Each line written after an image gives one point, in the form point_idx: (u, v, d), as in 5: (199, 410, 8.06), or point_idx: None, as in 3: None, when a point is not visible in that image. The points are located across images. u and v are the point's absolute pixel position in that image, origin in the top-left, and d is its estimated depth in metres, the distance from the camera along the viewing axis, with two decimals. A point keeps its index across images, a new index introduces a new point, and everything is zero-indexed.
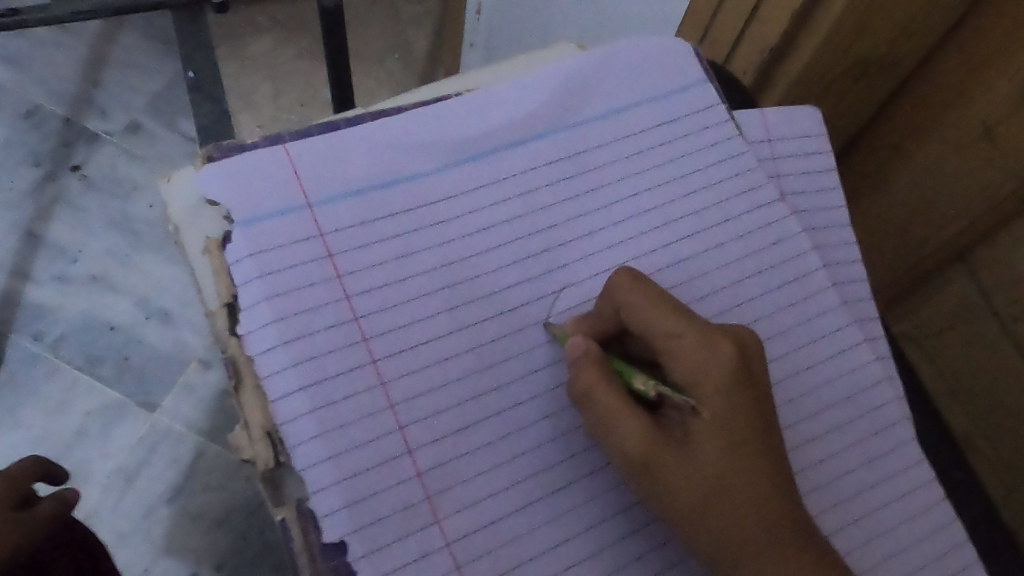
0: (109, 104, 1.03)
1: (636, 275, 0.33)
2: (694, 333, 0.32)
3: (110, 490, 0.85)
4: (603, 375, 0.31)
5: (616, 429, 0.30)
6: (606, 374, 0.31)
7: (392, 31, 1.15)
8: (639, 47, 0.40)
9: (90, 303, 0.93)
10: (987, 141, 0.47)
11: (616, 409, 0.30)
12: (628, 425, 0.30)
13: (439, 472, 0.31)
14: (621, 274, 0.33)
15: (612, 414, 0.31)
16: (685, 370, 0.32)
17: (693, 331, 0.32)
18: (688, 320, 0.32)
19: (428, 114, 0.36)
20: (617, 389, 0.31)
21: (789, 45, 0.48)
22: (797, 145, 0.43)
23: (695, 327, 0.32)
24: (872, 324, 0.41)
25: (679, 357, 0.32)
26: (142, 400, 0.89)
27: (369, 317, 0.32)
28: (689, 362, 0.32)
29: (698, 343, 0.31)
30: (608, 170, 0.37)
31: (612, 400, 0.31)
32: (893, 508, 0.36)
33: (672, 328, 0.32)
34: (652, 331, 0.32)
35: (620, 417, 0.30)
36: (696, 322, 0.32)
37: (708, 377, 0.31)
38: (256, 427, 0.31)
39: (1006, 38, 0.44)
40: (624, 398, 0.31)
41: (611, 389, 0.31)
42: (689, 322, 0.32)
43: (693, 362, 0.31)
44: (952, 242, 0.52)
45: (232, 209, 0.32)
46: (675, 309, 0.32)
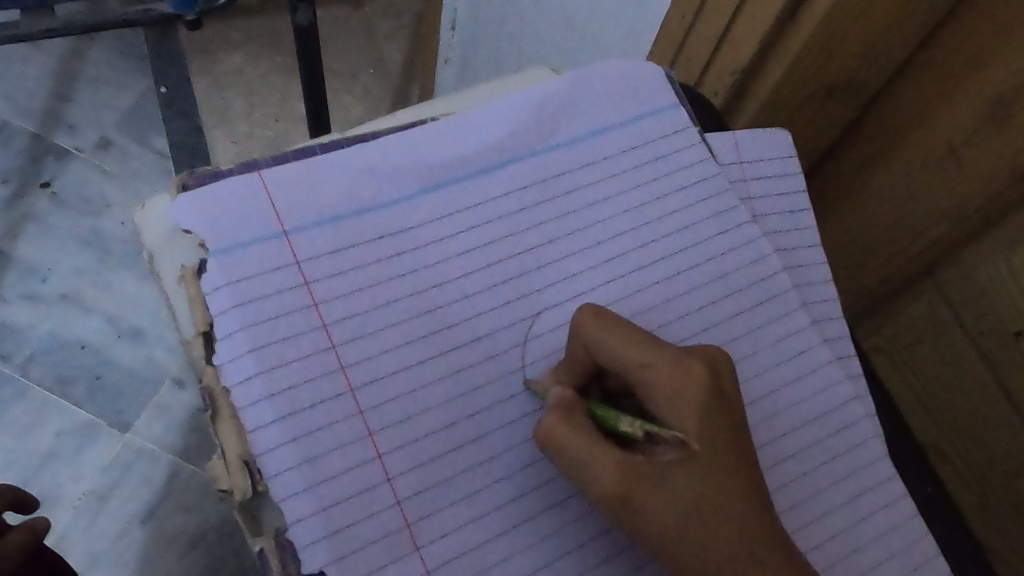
0: (80, 120, 1.02)
1: (601, 311, 0.33)
2: (664, 362, 0.32)
3: (81, 512, 0.83)
4: (572, 418, 0.31)
5: (590, 470, 0.30)
6: (578, 415, 0.31)
7: (366, 47, 1.16)
8: (616, 69, 0.41)
9: (62, 322, 0.91)
10: (951, 159, 0.48)
11: (587, 450, 0.30)
12: (601, 466, 0.30)
13: (420, 499, 0.31)
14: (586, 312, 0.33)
15: (585, 456, 0.30)
16: (658, 400, 0.32)
17: (662, 361, 0.32)
18: (657, 349, 0.32)
19: (404, 139, 0.36)
20: (588, 429, 0.30)
21: (757, 68, 0.49)
22: (768, 166, 0.43)
23: (663, 357, 0.32)
24: (843, 341, 0.41)
25: (651, 388, 0.32)
26: (115, 420, 0.88)
27: (349, 345, 0.32)
28: (661, 392, 0.31)
29: (668, 371, 0.31)
30: (585, 192, 0.38)
31: (583, 441, 0.30)
32: (865, 526, 0.36)
33: (641, 360, 0.32)
34: (622, 366, 0.32)
35: (594, 458, 0.30)
36: (665, 351, 0.32)
37: (683, 405, 0.31)
38: (233, 456, 0.31)
39: (970, 57, 0.45)
40: (597, 437, 0.30)
41: (581, 430, 0.30)
42: (658, 352, 0.32)
43: (665, 391, 0.31)
44: (919, 257, 0.53)
45: (208, 238, 0.32)
46: (644, 341, 0.32)
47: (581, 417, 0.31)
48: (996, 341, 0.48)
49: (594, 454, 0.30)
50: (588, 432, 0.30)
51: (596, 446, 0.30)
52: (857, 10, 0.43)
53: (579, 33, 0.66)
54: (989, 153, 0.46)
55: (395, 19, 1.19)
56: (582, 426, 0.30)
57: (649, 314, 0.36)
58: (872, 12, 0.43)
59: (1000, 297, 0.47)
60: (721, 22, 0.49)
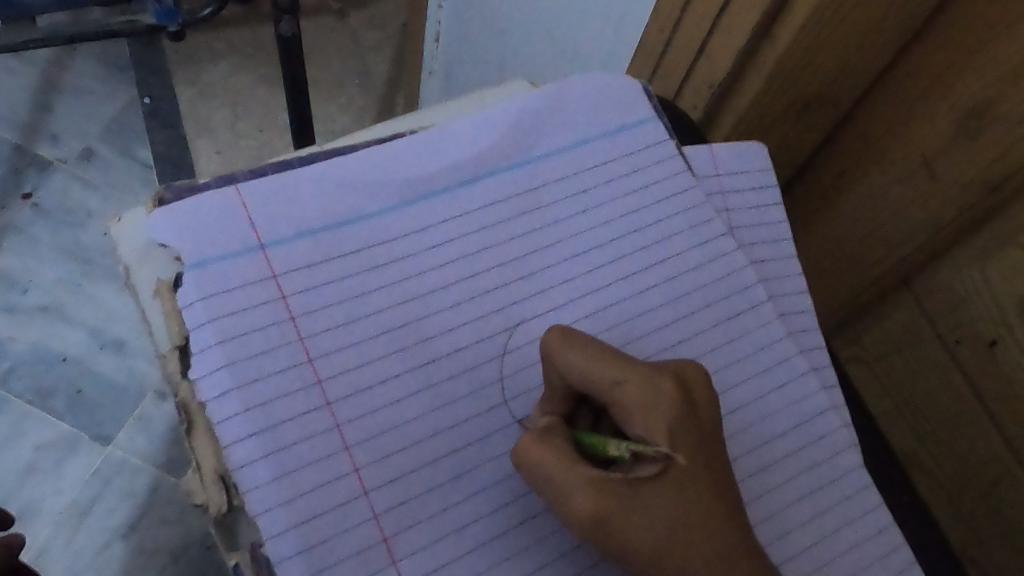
0: (62, 131, 1.02)
1: (570, 332, 0.33)
2: (636, 380, 0.32)
3: (61, 526, 0.82)
4: (547, 440, 0.31)
5: (566, 491, 0.30)
6: (554, 437, 0.31)
7: (351, 58, 1.16)
8: (594, 82, 0.41)
9: (42, 334, 0.90)
10: (925, 171, 0.49)
11: (563, 471, 0.30)
12: (576, 486, 0.30)
13: (396, 512, 0.31)
14: (554, 333, 0.33)
15: (560, 477, 0.30)
16: (634, 417, 0.32)
17: (634, 378, 0.32)
18: (630, 366, 0.32)
19: (382, 152, 0.36)
20: (564, 450, 0.31)
21: (735, 81, 0.50)
22: (744, 179, 0.44)
23: (636, 374, 0.32)
24: (819, 352, 0.42)
25: (626, 405, 0.32)
26: (96, 433, 0.87)
27: (325, 359, 0.32)
28: (636, 408, 0.31)
29: (640, 387, 0.32)
30: (562, 205, 0.38)
31: (558, 462, 0.30)
32: (840, 536, 0.37)
33: (614, 378, 0.32)
34: (596, 385, 0.32)
35: (568, 478, 0.30)
36: (637, 367, 0.32)
37: (655, 420, 0.31)
38: (209, 471, 0.31)
39: (943, 72, 0.46)
40: (572, 457, 0.30)
41: (555, 452, 0.30)
42: (630, 369, 0.32)
43: (639, 408, 0.31)
44: (895, 268, 0.53)
45: (184, 253, 0.32)
46: (616, 359, 0.32)
47: (557, 439, 0.31)
48: (972, 351, 0.49)
49: (569, 475, 0.30)
50: (564, 453, 0.31)
51: (571, 467, 0.30)
52: (832, 25, 0.43)
53: (561, 46, 0.67)
54: (964, 165, 0.46)
55: (381, 31, 1.19)
56: (557, 447, 0.31)
57: (626, 325, 0.37)
58: (846, 28, 0.44)
59: (975, 307, 0.48)
60: (700, 37, 0.49)
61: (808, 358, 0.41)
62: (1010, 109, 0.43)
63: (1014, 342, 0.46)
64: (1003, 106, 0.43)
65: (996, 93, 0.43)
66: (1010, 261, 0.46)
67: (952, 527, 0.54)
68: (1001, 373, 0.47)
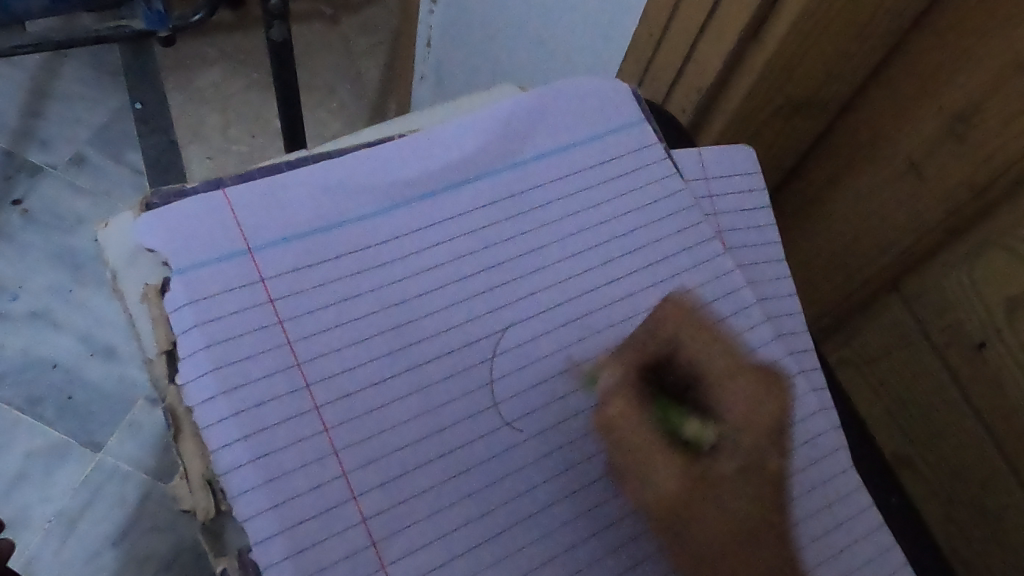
0: (52, 136, 1.01)
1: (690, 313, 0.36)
2: (705, 364, 0.35)
3: (52, 534, 0.82)
4: (626, 400, 0.34)
5: (651, 471, 0.33)
6: (638, 418, 0.33)
7: (343, 63, 1.16)
8: (583, 86, 0.41)
9: (31, 341, 0.90)
10: (913, 173, 0.49)
11: (655, 458, 0.33)
12: (662, 468, 0.33)
13: (385, 516, 0.31)
14: (674, 309, 0.36)
15: (648, 461, 0.33)
16: (722, 397, 0.34)
17: (698, 363, 0.35)
18: (692, 351, 0.35)
19: (371, 156, 0.36)
20: (640, 410, 0.34)
21: (723, 85, 0.50)
22: (732, 182, 0.44)
23: (701, 358, 0.35)
24: (808, 355, 0.42)
25: (722, 390, 0.34)
26: (87, 439, 0.86)
27: (313, 363, 0.32)
28: (710, 388, 0.34)
29: (712, 371, 0.35)
30: (551, 208, 0.38)
31: (648, 448, 0.33)
32: (828, 539, 0.37)
33: (727, 367, 0.35)
34: (715, 371, 0.35)
35: (662, 463, 0.33)
36: (700, 354, 0.35)
37: (722, 401, 0.34)
38: (197, 476, 0.31)
39: (930, 75, 0.46)
40: (646, 420, 0.33)
41: (633, 414, 0.34)
42: (691, 352, 0.35)
43: (735, 396, 0.34)
44: (884, 270, 0.54)
45: (171, 257, 0.31)
46: (678, 343, 0.35)
47: (640, 421, 0.33)
48: (960, 352, 0.49)
49: (661, 459, 0.33)
50: (653, 436, 0.33)
51: (665, 454, 0.33)
52: (818, 29, 0.43)
53: (551, 51, 0.67)
54: (952, 167, 0.46)
55: (371, 36, 1.19)
56: (643, 431, 0.33)
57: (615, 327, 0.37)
58: (833, 32, 0.44)
59: (963, 309, 0.48)
60: (689, 41, 0.50)
61: (797, 361, 0.41)
62: (995, 112, 0.43)
63: (1000, 344, 0.46)
64: (989, 108, 0.43)
65: (982, 96, 0.43)
66: (995, 264, 0.46)
67: (942, 529, 0.54)
68: (988, 374, 0.47)
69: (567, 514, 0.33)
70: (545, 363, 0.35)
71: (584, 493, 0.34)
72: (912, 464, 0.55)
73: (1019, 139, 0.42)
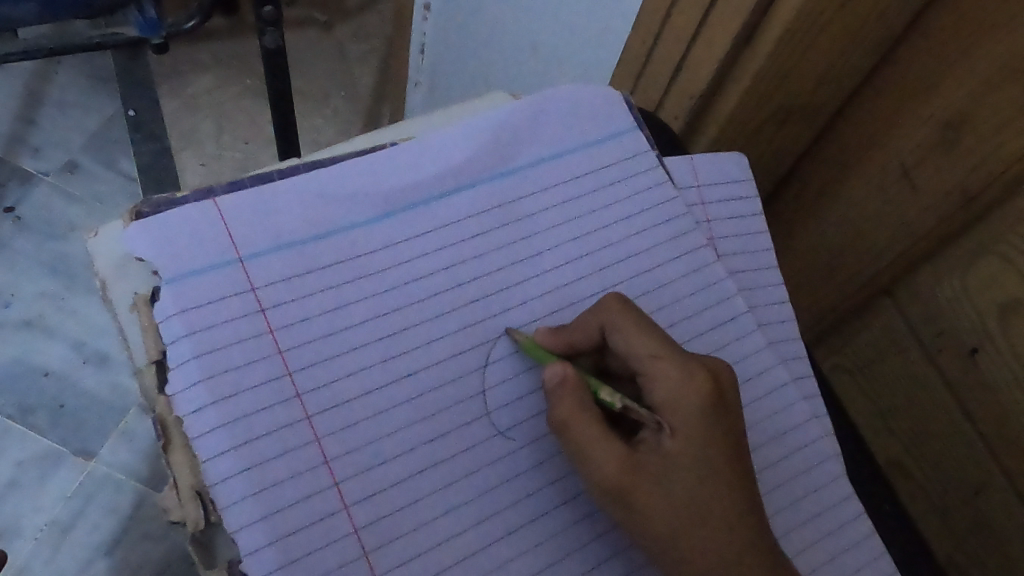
0: (44, 143, 1.01)
1: (626, 304, 0.35)
2: (638, 354, 0.34)
3: (44, 544, 0.81)
4: (578, 400, 0.33)
5: (593, 455, 0.32)
6: (584, 397, 0.33)
7: (336, 70, 1.16)
8: (575, 93, 0.41)
9: (23, 349, 0.89)
10: (905, 180, 0.49)
11: (597, 438, 0.32)
12: (603, 449, 0.32)
13: (376, 527, 0.31)
14: (610, 299, 0.35)
15: (591, 444, 0.32)
16: (657, 386, 0.34)
17: (630, 354, 0.35)
18: (624, 340, 0.34)
19: (362, 162, 0.36)
20: (588, 411, 0.32)
21: (715, 93, 0.50)
22: (725, 189, 0.44)
23: (634, 347, 0.34)
24: (801, 362, 0.42)
25: (656, 378, 0.34)
26: (79, 448, 0.86)
27: (304, 372, 0.32)
28: (647, 378, 0.34)
29: (646, 359, 0.34)
30: (543, 216, 0.38)
31: (589, 430, 0.32)
32: (819, 547, 0.37)
33: (655, 352, 0.34)
34: (641, 357, 0.34)
35: (605, 445, 0.32)
36: (633, 344, 0.34)
37: (657, 389, 0.34)
38: (186, 489, 0.30)
39: (922, 81, 0.46)
40: (590, 417, 0.32)
41: (582, 413, 0.32)
42: (623, 343, 0.35)
43: (668, 381, 0.33)
44: (876, 277, 0.54)
45: (161, 266, 0.31)
46: (610, 333, 0.35)
47: (585, 399, 0.33)
48: (953, 359, 0.49)
49: (602, 439, 0.32)
50: (593, 416, 0.32)
51: (607, 434, 0.32)
52: (809, 38, 0.44)
53: (544, 58, 0.67)
54: (943, 172, 0.47)
55: (365, 44, 1.19)
56: (585, 409, 0.32)
57: None
58: (825, 40, 0.44)
59: (955, 315, 0.48)
60: (680, 49, 0.50)
61: (789, 368, 0.41)
62: (987, 118, 0.43)
63: (993, 350, 0.46)
64: (981, 114, 0.43)
65: (973, 102, 0.44)
66: (987, 270, 0.46)
67: (935, 535, 0.54)
68: (981, 381, 0.47)
69: (556, 524, 0.34)
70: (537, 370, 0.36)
71: (572, 503, 0.34)
72: (906, 471, 0.55)
73: (1010, 144, 0.42)
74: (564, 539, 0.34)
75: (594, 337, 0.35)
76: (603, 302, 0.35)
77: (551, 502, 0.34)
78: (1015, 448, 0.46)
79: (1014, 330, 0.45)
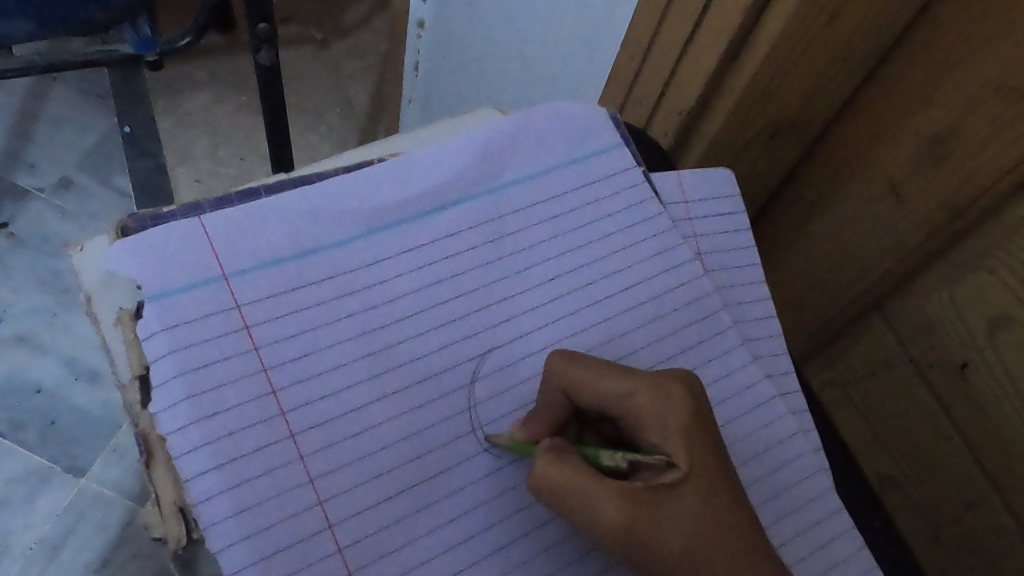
0: (39, 160, 1.01)
1: (574, 356, 0.34)
2: (610, 399, 0.34)
3: (32, 563, 0.80)
4: (565, 460, 0.32)
5: (591, 506, 0.31)
6: (567, 455, 0.32)
7: (331, 88, 1.17)
8: (560, 110, 0.41)
9: (15, 365, 0.89)
10: (894, 197, 0.49)
11: (592, 484, 0.31)
12: (610, 502, 0.31)
13: (360, 546, 0.31)
14: (556, 358, 0.34)
15: (593, 497, 0.31)
16: (646, 422, 0.33)
17: (603, 403, 0.34)
18: (592, 392, 0.34)
19: (348, 181, 0.36)
20: (581, 467, 0.31)
21: (703, 109, 0.50)
22: (712, 205, 0.44)
23: (604, 393, 0.34)
24: (787, 378, 0.42)
25: (639, 415, 0.33)
26: (69, 465, 0.85)
27: (288, 390, 0.32)
28: (629, 418, 0.34)
29: (620, 400, 0.34)
30: (529, 232, 0.38)
31: (586, 482, 0.31)
32: (809, 562, 0.37)
33: (625, 389, 0.34)
34: (613, 400, 0.34)
35: (611, 495, 0.31)
36: (601, 390, 0.34)
37: (643, 424, 0.33)
38: (169, 503, 0.30)
39: (908, 99, 0.47)
40: (589, 473, 0.31)
41: (576, 469, 0.31)
42: (592, 396, 0.34)
43: (651, 413, 0.33)
44: (866, 292, 0.54)
45: (144, 283, 0.31)
46: (575, 394, 0.34)
47: (570, 456, 0.32)
48: (943, 374, 0.49)
49: (605, 489, 0.31)
50: (583, 469, 0.31)
51: (601, 479, 0.31)
52: (795, 56, 0.44)
53: (535, 74, 0.68)
54: (930, 188, 0.47)
55: (360, 61, 1.20)
56: (573, 464, 0.31)
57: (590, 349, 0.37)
58: (811, 59, 0.44)
59: (944, 330, 0.48)
60: (668, 66, 0.50)
61: (776, 385, 0.41)
62: (973, 134, 0.43)
63: (983, 365, 0.46)
64: (967, 129, 0.44)
65: (958, 118, 0.44)
66: (976, 285, 0.46)
67: (928, 552, 0.54)
68: (971, 395, 0.47)
69: (541, 543, 0.33)
70: (523, 388, 0.36)
71: (556, 522, 0.34)
72: (898, 486, 0.55)
73: (998, 157, 0.43)
74: (549, 556, 0.33)
75: (564, 405, 0.34)
76: (551, 358, 0.34)
77: (538, 520, 0.34)
78: (1008, 464, 0.46)
79: (1004, 345, 0.45)
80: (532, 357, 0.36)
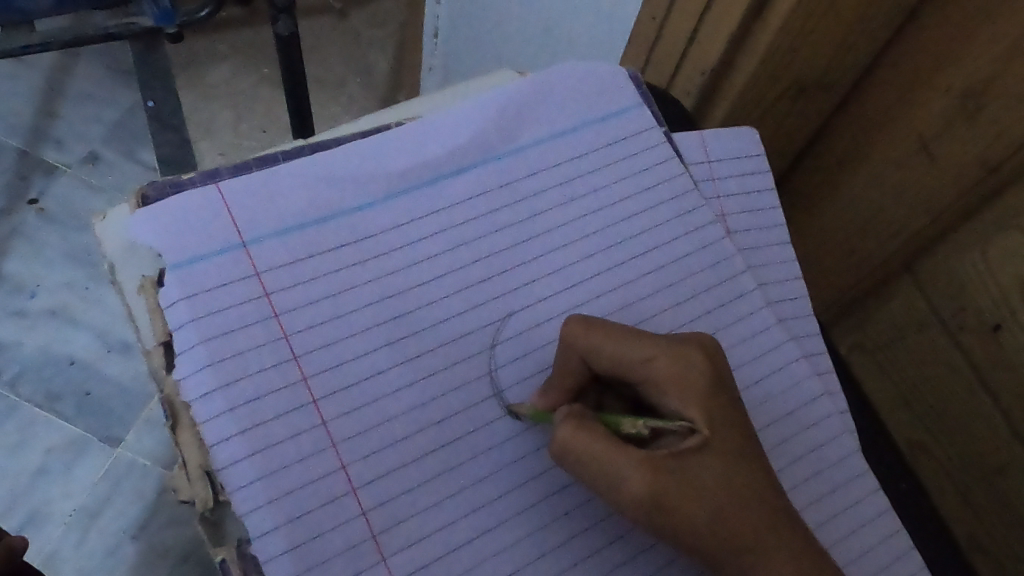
0: (66, 136, 1.02)
1: (590, 321, 0.34)
2: (630, 364, 0.33)
3: (72, 529, 0.83)
4: (586, 429, 0.31)
5: (615, 473, 0.31)
6: (587, 424, 0.32)
7: (352, 57, 1.16)
8: (577, 69, 0.40)
9: (49, 338, 0.91)
10: (925, 155, 0.48)
11: (614, 451, 0.31)
12: (631, 471, 0.30)
13: (384, 510, 0.31)
14: (573, 323, 0.34)
15: (612, 466, 0.31)
16: (667, 389, 0.33)
17: (621, 368, 0.33)
18: (610, 357, 0.33)
19: (364, 147, 0.36)
20: (603, 435, 0.31)
21: (726, 67, 0.49)
22: (735, 165, 0.44)
23: (622, 358, 0.33)
24: (812, 341, 0.41)
25: (659, 381, 0.33)
26: (105, 435, 0.87)
27: (309, 357, 0.32)
28: (648, 383, 0.33)
29: (640, 366, 0.33)
30: (548, 197, 0.38)
31: (606, 451, 0.31)
32: (836, 522, 0.37)
33: (644, 356, 0.33)
34: (631, 366, 0.33)
35: (633, 465, 0.31)
36: (621, 355, 0.33)
37: (663, 390, 0.33)
38: (193, 467, 0.31)
39: (938, 54, 0.45)
40: (612, 442, 0.31)
41: (597, 438, 0.31)
42: (610, 362, 0.33)
43: (672, 379, 0.33)
44: (897, 254, 0.52)
45: (164, 252, 0.31)
46: (593, 360, 0.33)
47: (591, 424, 0.32)
48: (975, 335, 0.48)
49: (626, 457, 0.31)
50: (603, 437, 0.31)
51: (621, 447, 0.31)
52: (820, 8, 0.42)
53: (557, 36, 0.66)
54: (962, 145, 0.45)
55: (381, 29, 1.19)
56: (593, 432, 0.31)
57: (612, 312, 0.37)
58: (836, 13, 0.43)
59: (977, 291, 0.47)
60: (690, 25, 0.49)
61: (800, 348, 0.40)
62: (1008, 88, 0.42)
63: (1017, 326, 0.45)
64: (1002, 83, 0.42)
65: (992, 74, 0.42)
66: (1009, 245, 0.45)
67: (956, 516, 0.53)
68: (1002, 357, 0.47)
69: (563, 505, 0.33)
70: (543, 353, 0.35)
71: (577, 487, 0.34)
72: (926, 450, 0.54)
73: None
74: (573, 519, 0.33)
75: (581, 372, 0.34)
76: (570, 318, 0.34)
77: (560, 485, 0.34)
78: None
79: None
80: (553, 321, 0.36)
